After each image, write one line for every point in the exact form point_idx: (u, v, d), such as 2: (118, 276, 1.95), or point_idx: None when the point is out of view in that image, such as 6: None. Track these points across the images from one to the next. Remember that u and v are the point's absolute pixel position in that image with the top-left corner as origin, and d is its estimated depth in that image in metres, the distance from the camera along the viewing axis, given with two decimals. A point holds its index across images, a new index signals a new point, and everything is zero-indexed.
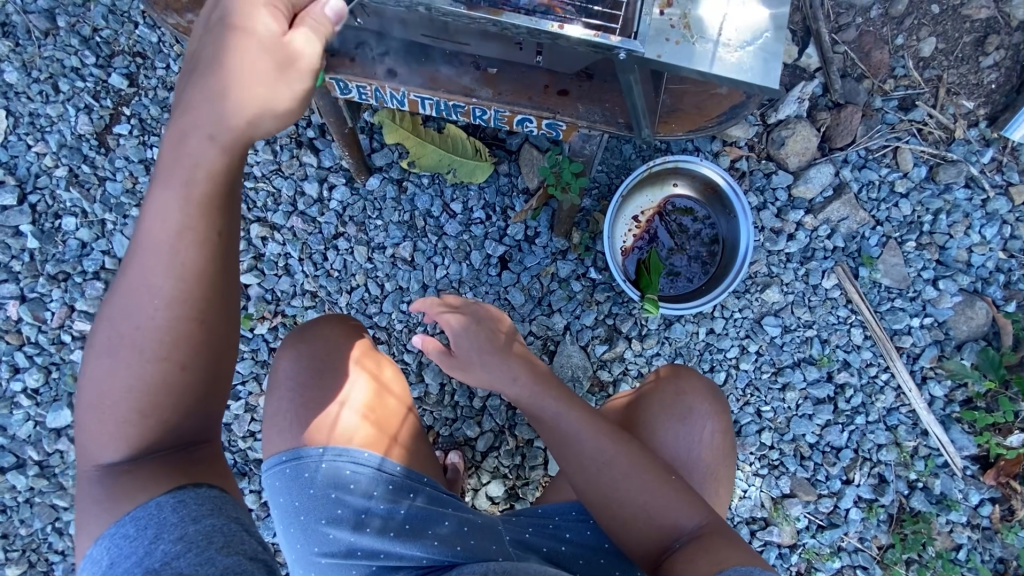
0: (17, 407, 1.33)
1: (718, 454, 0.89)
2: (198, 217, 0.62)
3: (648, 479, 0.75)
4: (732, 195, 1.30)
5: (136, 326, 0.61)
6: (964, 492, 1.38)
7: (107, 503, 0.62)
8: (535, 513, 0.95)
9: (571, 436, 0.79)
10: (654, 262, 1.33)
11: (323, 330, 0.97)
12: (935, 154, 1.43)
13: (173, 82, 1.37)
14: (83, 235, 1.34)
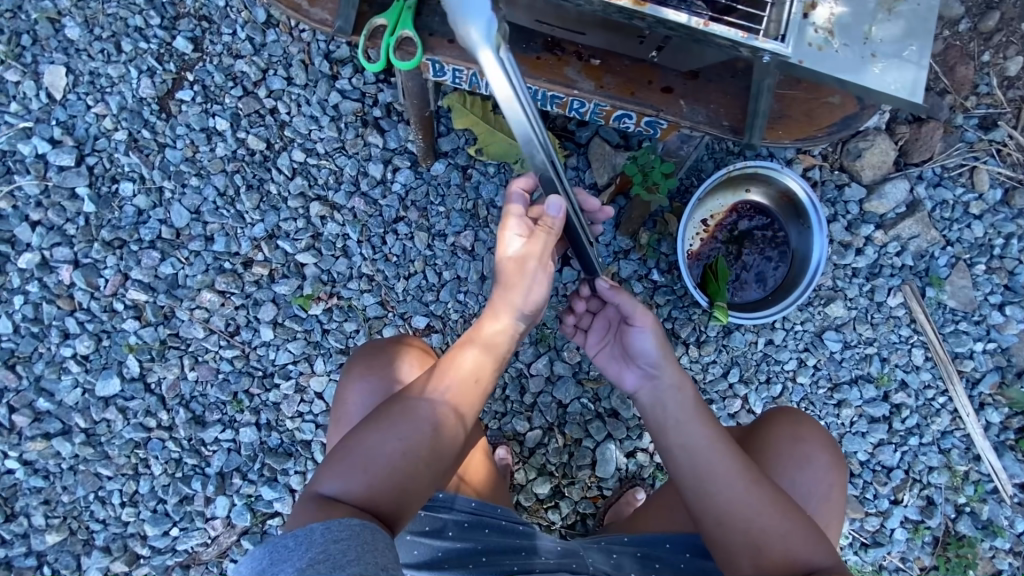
0: (65, 373, 1.31)
1: (830, 505, 0.88)
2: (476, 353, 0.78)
3: (779, 515, 0.74)
4: (811, 206, 1.27)
5: (408, 420, 0.72)
6: (1010, 520, 1.38)
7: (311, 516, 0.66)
8: (621, 540, 0.94)
9: (706, 456, 0.77)
10: (722, 269, 1.30)
11: (389, 353, 0.98)
12: (1012, 176, 1.40)
13: (239, 50, 1.33)
14: (140, 202, 1.31)
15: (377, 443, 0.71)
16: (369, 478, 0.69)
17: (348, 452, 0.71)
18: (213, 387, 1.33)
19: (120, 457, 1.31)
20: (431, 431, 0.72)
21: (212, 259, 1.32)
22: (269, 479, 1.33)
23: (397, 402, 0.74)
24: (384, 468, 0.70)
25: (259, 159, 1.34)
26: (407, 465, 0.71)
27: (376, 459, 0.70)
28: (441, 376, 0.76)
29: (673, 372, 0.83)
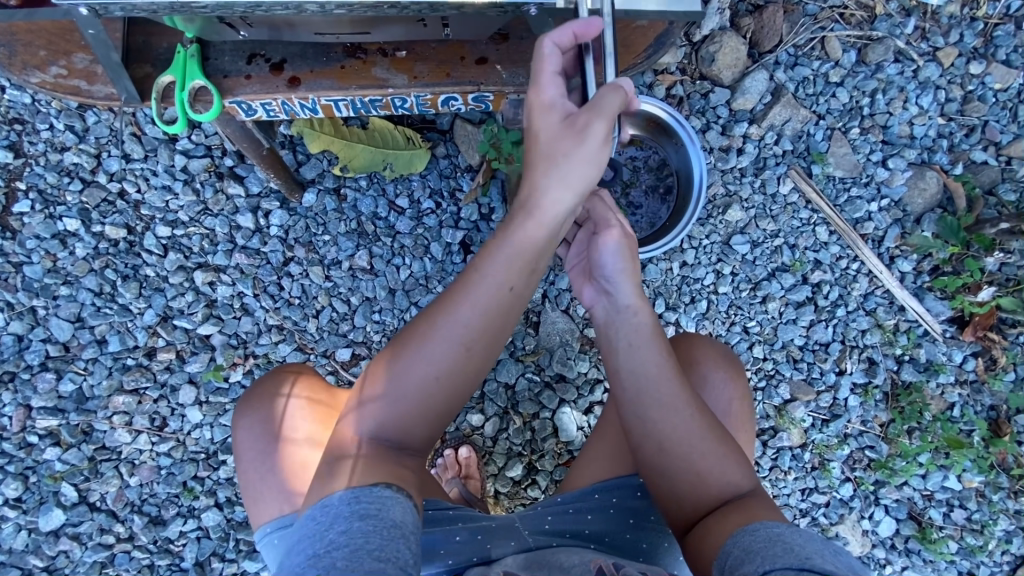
0: (4, 521, 1.26)
1: (738, 417, 0.94)
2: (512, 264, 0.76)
3: (707, 443, 0.81)
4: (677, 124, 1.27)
5: (445, 347, 0.76)
6: (948, 354, 1.45)
7: (343, 466, 0.75)
8: (555, 501, 0.96)
9: (649, 384, 0.82)
10: None
11: (278, 380, 0.94)
12: (861, 36, 1.43)
13: (63, 142, 1.26)
14: (17, 328, 1.24)
15: (415, 366, 0.76)
16: (410, 407, 0.77)
17: (386, 377, 0.78)
18: (159, 484, 1.29)
19: None
20: (451, 363, 0.77)
21: (112, 360, 1.27)
22: (247, 553, 1.30)
23: (424, 327, 0.77)
24: (413, 401, 0.77)
25: (125, 247, 1.27)
26: (417, 411, 0.78)
27: (404, 393, 0.77)
28: (478, 299, 0.76)
29: (631, 291, 0.85)
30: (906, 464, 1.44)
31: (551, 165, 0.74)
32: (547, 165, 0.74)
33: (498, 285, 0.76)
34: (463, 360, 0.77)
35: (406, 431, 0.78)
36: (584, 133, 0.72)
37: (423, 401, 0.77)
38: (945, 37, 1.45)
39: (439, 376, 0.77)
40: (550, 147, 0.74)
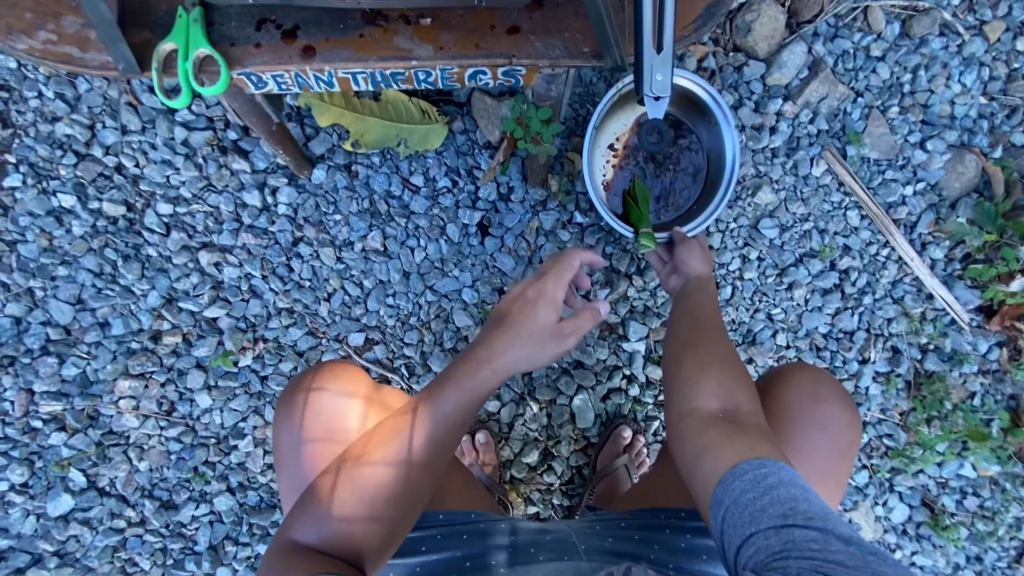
0: (12, 506, 1.23)
1: (831, 467, 0.89)
2: (464, 400, 0.78)
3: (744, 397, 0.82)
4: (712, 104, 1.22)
5: (399, 468, 0.76)
6: (973, 344, 1.42)
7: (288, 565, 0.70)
8: (619, 526, 0.94)
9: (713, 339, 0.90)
10: (641, 192, 1.23)
11: (305, 374, 0.90)
12: (906, 7, 1.34)
13: (53, 111, 1.17)
14: (14, 310, 1.18)
15: (361, 487, 0.75)
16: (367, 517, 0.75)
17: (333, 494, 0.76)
18: (169, 469, 1.26)
19: (103, 566, 1.26)
20: (399, 483, 0.76)
21: (116, 344, 1.22)
22: (262, 537, 1.29)
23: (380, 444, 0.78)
24: (358, 518, 0.74)
25: (124, 225, 1.20)
26: (379, 523, 0.75)
27: (355, 504, 0.75)
28: (426, 434, 0.77)
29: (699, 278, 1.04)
30: (924, 453, 1.43)
31: (515, 333, 0.81)
32: (507, 326, 0.82)
33: (454, 412, 0.78)
34: (410, 485, 0.76)
35: (364, 532, 0.75)
36: (548, 302, 0.82)
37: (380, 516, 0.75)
38: (994, 10, 1.36)
39: (375, 515, 0.75)
40: (537, 318, 0.81)
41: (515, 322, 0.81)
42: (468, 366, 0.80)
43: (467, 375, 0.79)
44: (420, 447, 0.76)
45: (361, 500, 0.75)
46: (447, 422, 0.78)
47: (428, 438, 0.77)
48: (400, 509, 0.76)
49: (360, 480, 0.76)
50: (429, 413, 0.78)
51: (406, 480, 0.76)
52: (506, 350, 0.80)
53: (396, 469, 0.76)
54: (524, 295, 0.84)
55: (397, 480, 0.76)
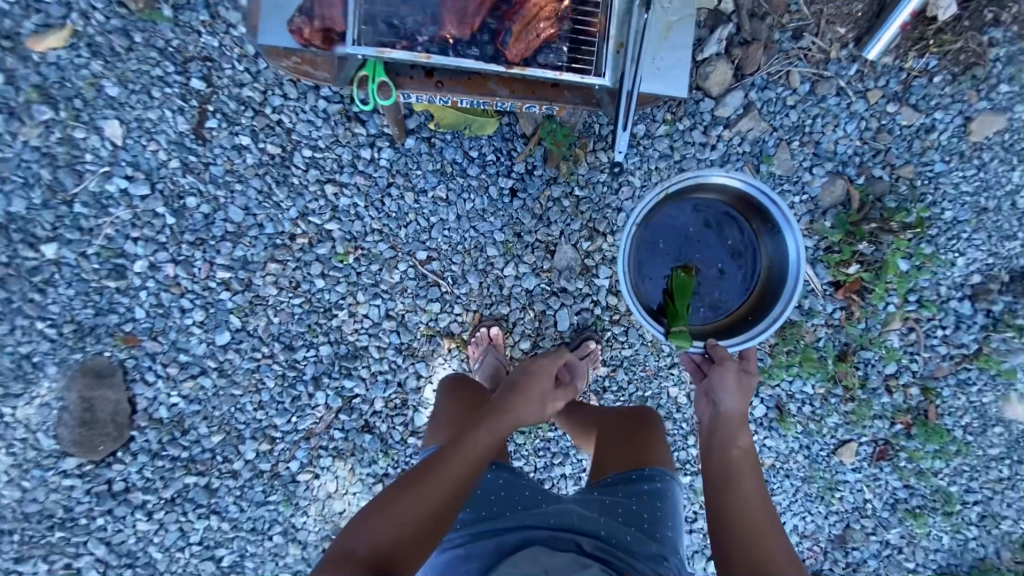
0: (192, 336, 1.89)
1: None
2: (491, 445, 1.31)
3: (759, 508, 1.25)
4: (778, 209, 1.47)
5: (447, 484, 1.24)
6: (823, 305, 2.14)
7: (367, 538, 1.17)
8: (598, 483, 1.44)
9: (735, 465, 1.31)
10: (682, 281, 1.60)
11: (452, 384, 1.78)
12: (816, 73, 1.96)
13: (241, 79, 1.75)
14: (206, 209, 1.81)
15: (419, 499, 1.21)
16: (423, 519, 1.20)
17: (395, 504, 1.20)
18: (293, 324, 1.95)
19: (246, 380, 1.97)
20: (444, 499, 1.22)
21: (268, 239, 1.87)
22: (347, 375, 2.03)
23: (434, 465, 1.27)
24: (411, 524, 1.19)
25: (280, 161, 1.82)
26: (423, 526, 1.19)
27: (410, 517, 1.19)
28: (467, 460, 1.27)
29: (737, 400, 1.38)
30: (778, 372, 2.21)
31: (521, 405, 1.38)
32: (518, 395, 1.41)
33: (482, 453, 1.29)
34: (447, 500, 1.22)
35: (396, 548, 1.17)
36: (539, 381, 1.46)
37: (429, 517, 1.20)
38: (876, 81, 2.00)
39: (429, 515, 1.20)
40: (533, 388, 1.44)
41: (522, 393, 1.41)
42: (495, 421, 1.34)
43: (497, 429, 1.33)
44: (463, 471, 1.26)
45: (418, 507, 1.20)
46: (480, 456, 1.29)
47: (469, 465, 1.27)
48: (439, 513, 1.21)
49: (423, 491, 1.22)
50: (472, 447, 1.29)
51: (450, 494, 1.23)
52: (519, 413, 1.37)
53: (445, 485, 1.23)
54: (529, 374, 1.47)
55: (445, 489, 1.23)
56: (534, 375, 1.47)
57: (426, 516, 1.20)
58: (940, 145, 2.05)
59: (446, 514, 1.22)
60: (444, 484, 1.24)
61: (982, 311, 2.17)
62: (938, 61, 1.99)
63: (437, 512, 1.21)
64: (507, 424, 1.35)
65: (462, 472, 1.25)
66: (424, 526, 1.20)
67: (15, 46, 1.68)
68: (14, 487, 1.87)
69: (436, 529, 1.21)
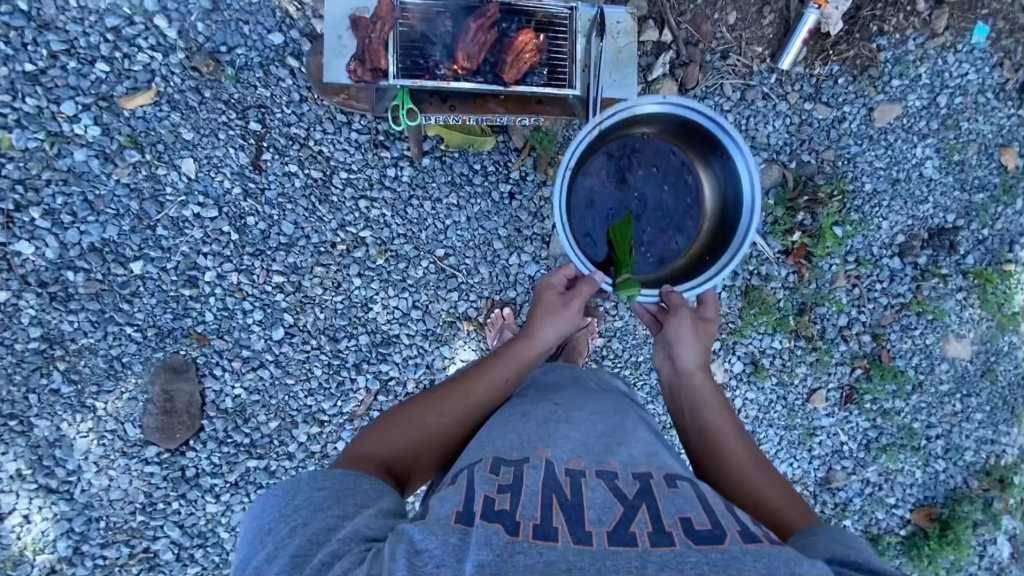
0: (253, 333, 2.24)
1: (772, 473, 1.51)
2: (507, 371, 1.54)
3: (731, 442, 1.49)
4: (721, 131, 1.62)
5: (467, 400, 1.47)
6: (777, 270, 2.56)
7: (385, 437, 1.39)
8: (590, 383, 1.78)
9: (706, 413, 1.55)
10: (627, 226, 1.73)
11: None
12: (744, 83, 2.46)
13: (289, 120, 2.19)
14: (263, 225, 2.21)
15: (439, 408, 1.45)
16: (445, 428, 1.44)
17: (417, 411, 1.44)
18: (337, 318, 2.32)
19: (298, 370, 2.31)
20: (463, 412, 1.46)
21: (313, 247, 2.26)
22: (383, 360, 2.38)
23: (455, 385, 1.50)
24: (429, 429, 1.42)
25: (321, 183, 2.24)
26: (440, 432, 1.43)
27: (427, 421, 1.43)
28: (484, 381, 1.51)
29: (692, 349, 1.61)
30: (749, 331, 2.58)
31: (537, 332, 1.60)
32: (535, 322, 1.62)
33: (500, 375, 1.53)
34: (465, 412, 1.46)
35: (417, 460, 1.41)
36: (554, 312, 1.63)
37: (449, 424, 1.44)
38: (793, 86, 2.49)
39: (450, 422, 1.44)
40: (545, 309, 1.64)
41: (537, 319, 1.62)
42: (513, 347, 1.58)
43: (518, 354, 1.57)
44: (483, 390, 1.50)
45: (437, 415, 1.44)
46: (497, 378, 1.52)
47: (487, 383, 1.51)
48: (456, 423, 1.45)
49: (443, 403, 1.46)
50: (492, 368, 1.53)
51: (468, 408, 1.47)
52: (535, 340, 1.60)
53: (464, 401, 1.47)
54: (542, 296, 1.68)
55: (464, 404, 1.47)
56: (550, 300, 1.65)
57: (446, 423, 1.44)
58: (852, 132, 2.53)
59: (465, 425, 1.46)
60: (459, 403, 1.46)
61: (910, 264, 2.60)
62: (840, 66, 2.48)
63: (459, 420, 1.45)
64: (525, 348, 1.58)
65: (481, 391, 1.48)
66: (441, 433, 1.43)
67: (110, 105, 2.10)
68: (103, 477, 2.16)
69: (454, 436, 1.45)
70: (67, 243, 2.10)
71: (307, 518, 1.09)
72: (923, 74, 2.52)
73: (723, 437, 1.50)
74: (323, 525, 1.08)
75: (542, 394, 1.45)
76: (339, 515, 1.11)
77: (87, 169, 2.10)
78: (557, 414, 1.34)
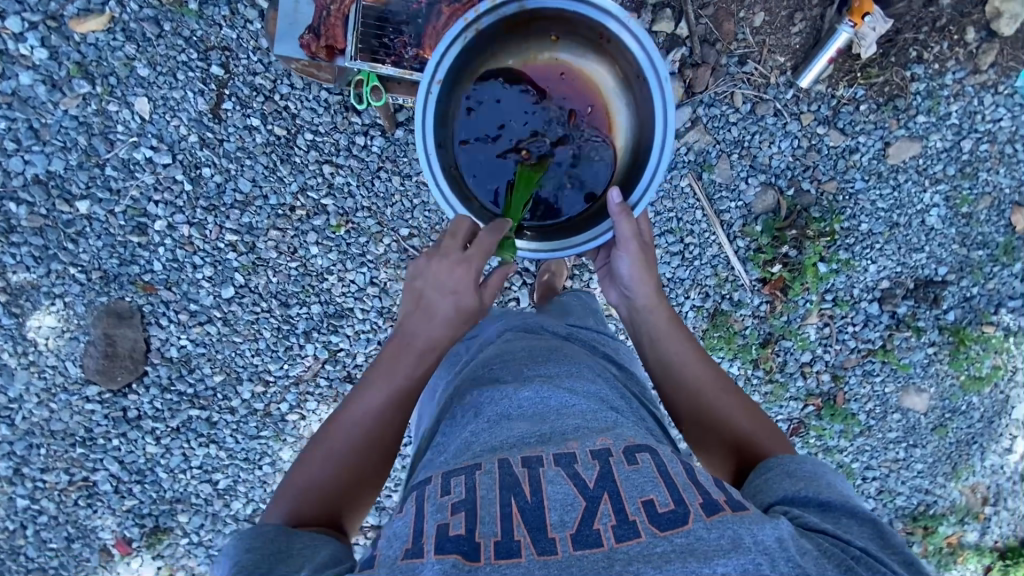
0: (202, 288, 2.20)
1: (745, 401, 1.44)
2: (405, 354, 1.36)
3: (698, 382, 1.44)
4: (613, 21, 1.32)
5: (359, 420, 1.32)
6: (751, 298, 2.46)
7: (294, 498, 1.25)
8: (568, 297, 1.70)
9: (677, 353, 1.48)
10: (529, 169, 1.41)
11: None
12: (756, 95, 2.25)
13: (255, 68, 2.02)
14: (218, 179, 2.10)
15: (330, 447, 1.30)
16: (348, 452, 1.31)
17: (312, 461, 1.29)
18: (290, 284, 2.26)
19: (246, 329, 2.28)
20: (359, 428, 1.32)
21: (271, 209, 2.16)
22: (334, 331, 2.34)
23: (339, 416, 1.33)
24: (334, 468, 1.29)
25: (284, 142, 2.11)
26: (349, 454, 1.30)
27: (326, 463, 1.29)
28: (370, 390, 1.34)
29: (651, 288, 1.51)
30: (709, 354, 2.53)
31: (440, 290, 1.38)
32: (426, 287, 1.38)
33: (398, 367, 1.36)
34: (367, 428, 1.32)
35: (334, 502, 1.28)
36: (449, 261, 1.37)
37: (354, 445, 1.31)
38: (810, 105, 2.28)
39: (351, 444, 1.30)
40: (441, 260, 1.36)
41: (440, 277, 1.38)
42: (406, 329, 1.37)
43: (414, 330, 1.37)
44: (373, 399, 1.33)
45: (339, 450, 1.30)
46: (390, 369, 1.36)
47: (376, 385, 1.34)
48: (359, 439, 1.32)
49: (334, 438, 1.30)
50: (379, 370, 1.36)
51: (366, 424, 1.32)
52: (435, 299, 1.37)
53: (359, 422, 1.32)
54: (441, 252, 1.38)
55: (363, 423, 1.32)
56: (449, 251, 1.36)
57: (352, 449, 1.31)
58: (861, 166, 2.35)
59: (372, 431, 1.33)
60: (350, 425, 1.31)
61: (888, 312, 2.51)
62: (864, 91, 2.27)
63: (365, 431, 1.32)
64: (420, 319, 1.37)
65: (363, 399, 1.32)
66: (349, 453, 1.30)
67: (60, 27, 1.95)
68: (44, 407, 2.20)
69: (369, 442, 1.33)
70: (11, 171, 2.02)
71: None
72: (953, 113, 2.31)
73: (690, 378, 1.45)
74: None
75: (477, 377, 1.27)
76: (278, 568, 1.05)
77: (32, 94, 1.98)
78: (504, 401, 1.14)
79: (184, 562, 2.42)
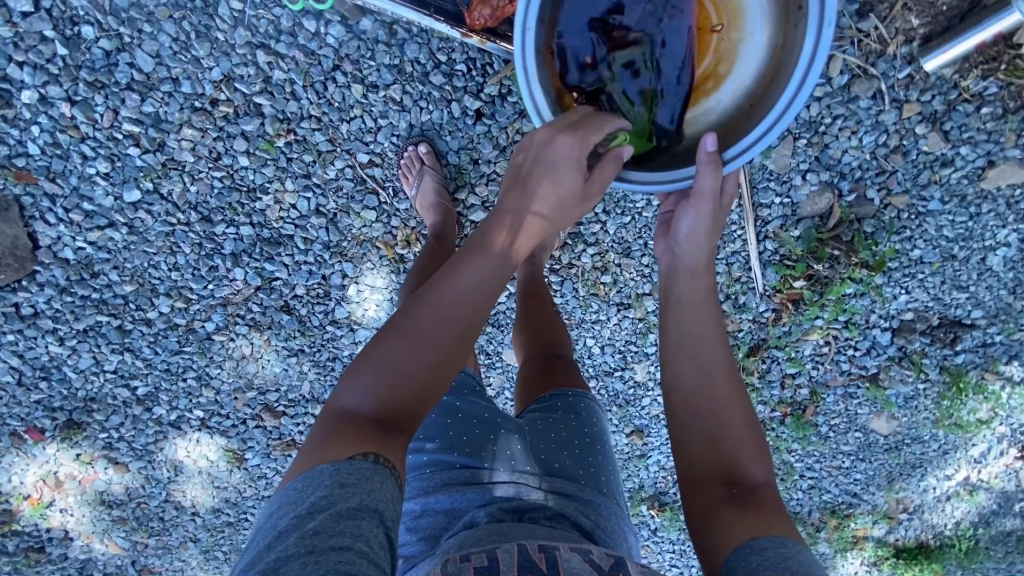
0: (96, 185, 1.78)
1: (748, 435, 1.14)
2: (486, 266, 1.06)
3: (706, 365, 1.19)
4: None
5: (431, 329, 0.99)
6: (758, 304, 2.14)
7: (353, 421, 0.95)
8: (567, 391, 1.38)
9: (693, 322, 1.22)
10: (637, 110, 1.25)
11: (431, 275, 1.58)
12: (860, 66, 1.75)
13: None
14: (105, 45, 1.63)
15: (394, 353, 0.98)
16: (418, 387, 0.98)
17: (374, 357, 0.98)
18: (212, 198, 1.81)
19: (158, 241, 1.87)
20: (432, 353, 0.99)
21: (183, 99, 1.69)
22: (268, 260, 1.92)
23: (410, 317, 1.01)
24: (398, 386, 0.97)
25: (201, 7, 1.62)
26: (419, 381, 0.98)
27: (393, 373, 0.97)
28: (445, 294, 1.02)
29: (703, 252, 1.26)
30: None
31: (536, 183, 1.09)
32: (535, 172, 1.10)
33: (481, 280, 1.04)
34: (443, 357, 1.00)
35: (401, 404, 0.98)
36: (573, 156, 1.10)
37: (415, 377, 0.98)
38: (921, 93, 1.77)
39: (425, 364, 0.98)
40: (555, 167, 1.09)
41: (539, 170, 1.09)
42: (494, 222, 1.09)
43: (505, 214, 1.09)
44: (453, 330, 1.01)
45: (402, 358, 0.98)
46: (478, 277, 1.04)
47: (455, 282, 1.03)
48: (430, 374, 0.99)
49: (395, 341, 0.99)
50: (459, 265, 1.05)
51: (436, 351, 0.99)
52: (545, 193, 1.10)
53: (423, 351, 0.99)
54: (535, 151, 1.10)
55: (432, 347, 0.99)
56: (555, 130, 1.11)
57: (413, 378, 0.98)
58: (946, 183, 1.88)
59: (447, 366, 1.01)
60: (420, 337, 0.99)
61: (898, 344, 2.21)
62: (1000, 89, 1.73)
63: (431, 371, 0.99)
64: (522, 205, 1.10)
65: (431, 311, 1.01)
66: (414, 398, 0.98)
67: None
68: None
69: (437, 383, 1.00)
70: None
71: (318, 528, 0.83)
72: None
73: (703, 361, 1.19)
74: (332, 539, 0.82)
75: (488, 522, 1.04)
76: (345, 523, 0.84)
77: None
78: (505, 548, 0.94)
79: (105, 453, 2.25)
